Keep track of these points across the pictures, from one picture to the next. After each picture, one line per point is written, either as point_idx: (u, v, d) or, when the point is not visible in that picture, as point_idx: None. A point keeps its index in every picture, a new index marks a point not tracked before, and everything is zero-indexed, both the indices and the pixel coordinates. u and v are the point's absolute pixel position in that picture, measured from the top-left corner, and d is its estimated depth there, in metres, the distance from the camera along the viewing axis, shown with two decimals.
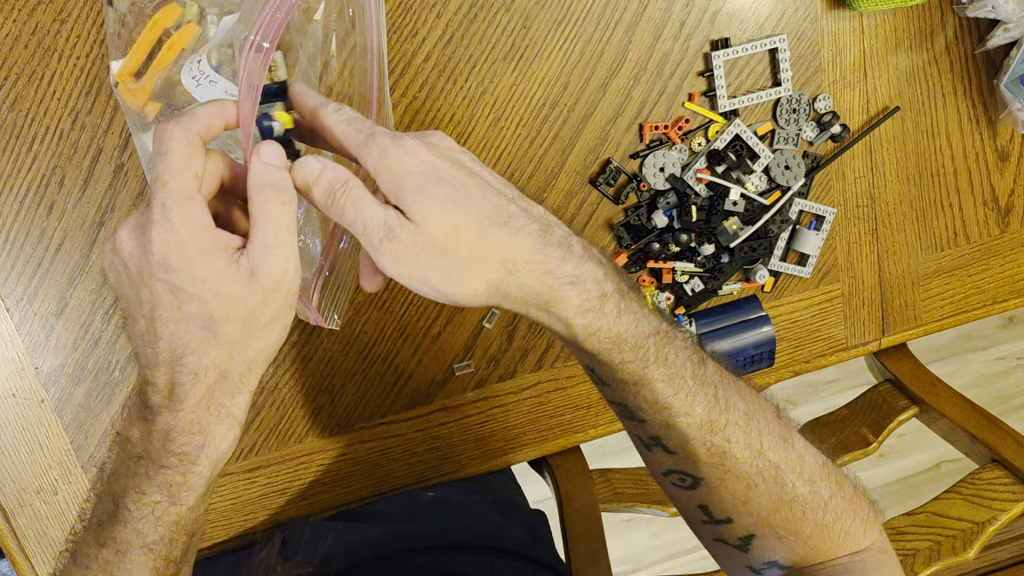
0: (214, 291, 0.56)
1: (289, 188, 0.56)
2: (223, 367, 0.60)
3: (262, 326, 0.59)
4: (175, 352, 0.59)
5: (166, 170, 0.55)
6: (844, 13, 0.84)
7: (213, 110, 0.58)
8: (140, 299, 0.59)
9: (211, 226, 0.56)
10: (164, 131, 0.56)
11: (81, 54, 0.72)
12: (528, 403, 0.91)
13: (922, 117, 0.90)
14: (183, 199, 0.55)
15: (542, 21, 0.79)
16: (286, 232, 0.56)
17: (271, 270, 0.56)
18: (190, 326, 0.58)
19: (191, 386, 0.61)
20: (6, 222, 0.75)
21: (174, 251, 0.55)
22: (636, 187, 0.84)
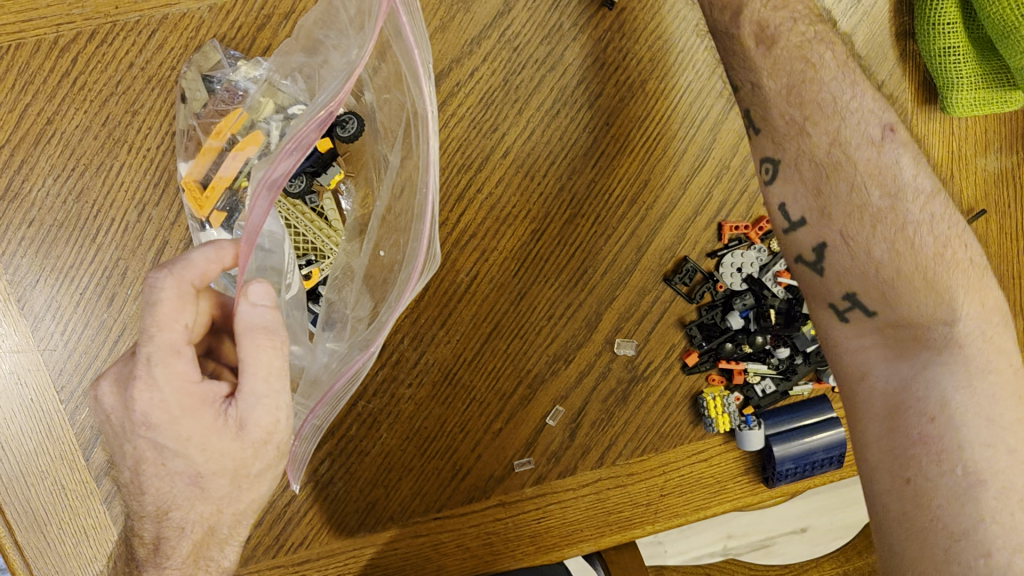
0: (200, 447, 0.54)
1: (279, 328, 0.54)
2: (211, 521, 0.57)
3: (252, 479, 0.57)
4: (160, 508, 0.56)
5: (155, 324, 0.52)
6: (935, 113, 0.81)
7: (210, 254, 0.53)
8: (122, 454, 0.55)
9: (195, 382, 0.54)
10: (154, 276, 0.52)
11: (152, 145, 0.69)
12: (588, 500, 0.86)
13: (1009, 220, 0.86)
14: (170, 356, 0.52)
15: (626, 118, 0.77)
16: (276, 378, 0.54)
17: (261, 421, 0.54)
18: (174, 482, 0.55)
19: (178, 540, 0.57)
20: (65, 311, 0.72)
21: (157, 410, 0.52)
22: (712, 287, 0.81)
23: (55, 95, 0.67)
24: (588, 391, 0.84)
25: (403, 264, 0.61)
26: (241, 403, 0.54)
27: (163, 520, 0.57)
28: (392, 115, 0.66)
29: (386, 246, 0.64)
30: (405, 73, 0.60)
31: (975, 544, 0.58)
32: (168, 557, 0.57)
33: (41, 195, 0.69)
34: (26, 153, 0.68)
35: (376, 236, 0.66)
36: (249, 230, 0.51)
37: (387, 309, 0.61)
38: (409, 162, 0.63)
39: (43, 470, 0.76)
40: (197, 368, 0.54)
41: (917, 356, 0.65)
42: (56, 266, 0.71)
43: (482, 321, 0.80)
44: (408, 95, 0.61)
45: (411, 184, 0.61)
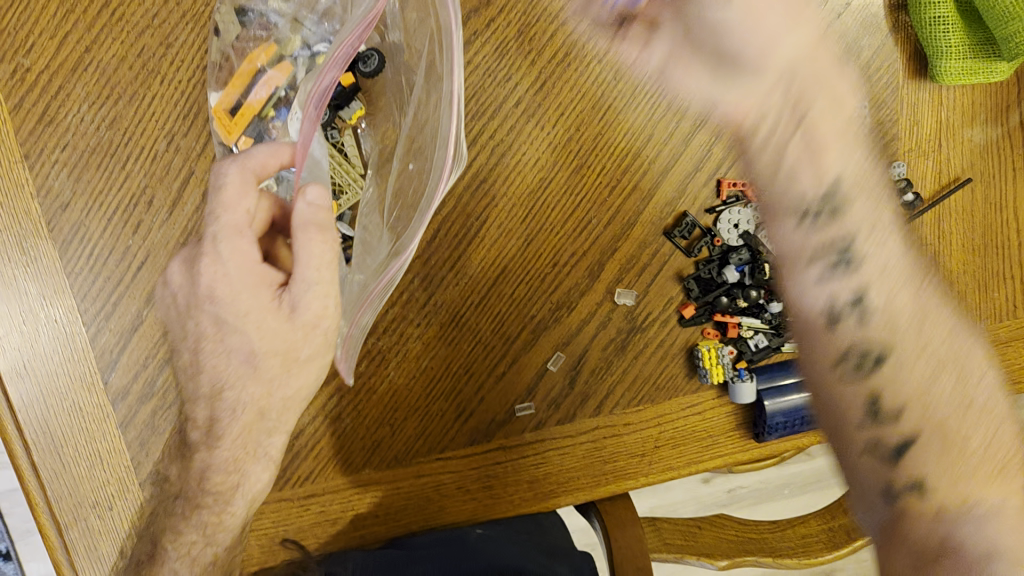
0: (255, 323, 0.65)
1: (331, 229, 0.62)
2: (260, 405, 0.68)
3: (299, 364, 0.66)
4: (215, 387, 0.68)
5: (221, 206, 0.63)
6: (926, 83, 0.86)
7: (271, 152, 0.64)
8: (188, 330, 0.68)
9: (255, 262, 0.65)
10: (222, 168, 0.64)
11: (183, 76, 0.73)
12: (585, 448, 0.90)
13: (991, 189, 0.91)
14: (233, 234, 0.64)
15: (632, 74, 0.81)
16: (325, 270, 0.63)
17: (311, 306, 0.63)
18: (231, 357, 0.66)
19: (230, 421, 0.68)
20: (92, 237, 0.75)
21: (220, 282, 0.64)
22: (709, 242, 0.85)
23: (95, 24, 0.71)
24: (589, 339, 0.87)
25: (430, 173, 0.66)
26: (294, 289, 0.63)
27: (217, 401, 0.68)
28: (416, 42, 0.70)
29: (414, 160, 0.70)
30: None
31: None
32: (219, 438, 0.69)
33: (76, 121, 0.73)
34: (63, 79, 0.72)
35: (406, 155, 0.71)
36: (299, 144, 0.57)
37: (419, 212, 0.66)
38: (430, 78, 0.66)
39: (63, 392, 0.78)
40: (257, 251, 0.65)
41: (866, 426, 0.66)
42: (85, 192, 0.74)
43: (490, 266, 0.83)
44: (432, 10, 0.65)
45: (433, 99, 0.66)
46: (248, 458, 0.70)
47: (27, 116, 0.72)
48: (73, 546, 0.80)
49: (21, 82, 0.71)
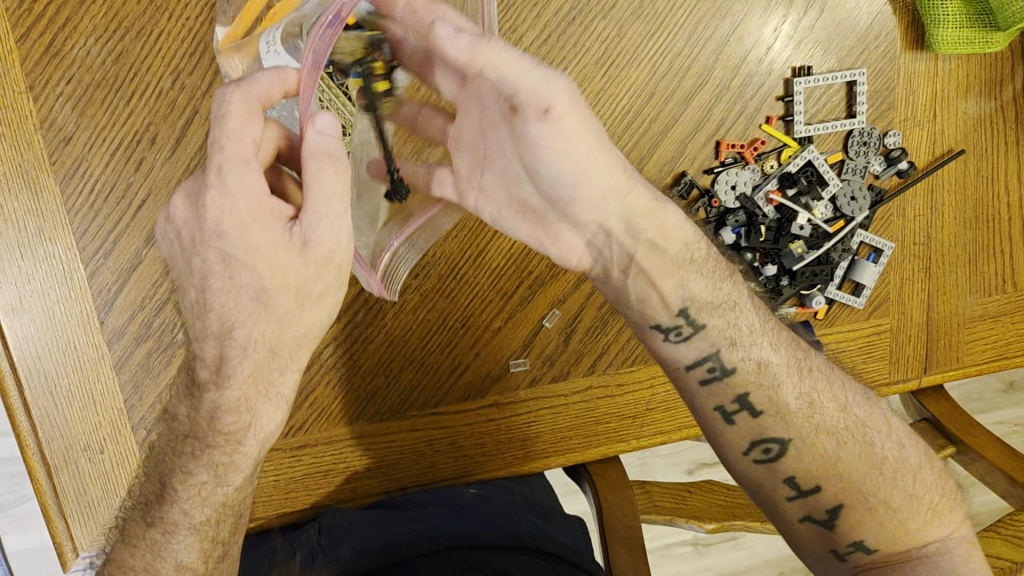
0: (267, 260, 0.57)
1: (344, 157, 0.56)
2: (273, 342, 0.62)
3: (312, 300, 0.61)
4: (224, 326, 0.61)
5: (224, 135, 0.54)
6: (922, 53, 0.87)
7: (275, 75, 0.56)
8: (192, 267, 0.59)
9: (265, 195, 0.56)
10: (223, 94, 0.55)
11: (192, 15, 0.73)
12: (578, 407, 0.90)
13: (983, 163, 0.92)
14: (240, 165, 0.55)
15: (637, 31, 0.81)
16: (338, 201, 0.57)
17: (324, 240, 0.58)
18: (241, 295, 0.59)
19: (240, 361, 0.63)
20: (93, 173, 0.75)
21: (228, 218, 0.55)
22: (707, 203, 0.86)
23: None
24: (584, 298, 0.88)
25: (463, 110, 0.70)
26: (307, 220, 0.57)
27: (226, 340, 0.62)
28: None
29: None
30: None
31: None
32: (228, 379, 0.64)
33: (81, 54, 0.72)
34: (70, 11, 0.72)
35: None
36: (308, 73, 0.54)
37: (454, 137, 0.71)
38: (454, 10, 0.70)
39: (58, 329, 0.78)
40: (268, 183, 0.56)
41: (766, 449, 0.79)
42: (88, 127, 0.74)
43: (490, 219, 0.84)
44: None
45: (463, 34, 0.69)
46: (258, 398, 0.66)
47: (32, 47, 0.72)
48: (63, 489, 0.80)
49: (27, 12, 0.71)
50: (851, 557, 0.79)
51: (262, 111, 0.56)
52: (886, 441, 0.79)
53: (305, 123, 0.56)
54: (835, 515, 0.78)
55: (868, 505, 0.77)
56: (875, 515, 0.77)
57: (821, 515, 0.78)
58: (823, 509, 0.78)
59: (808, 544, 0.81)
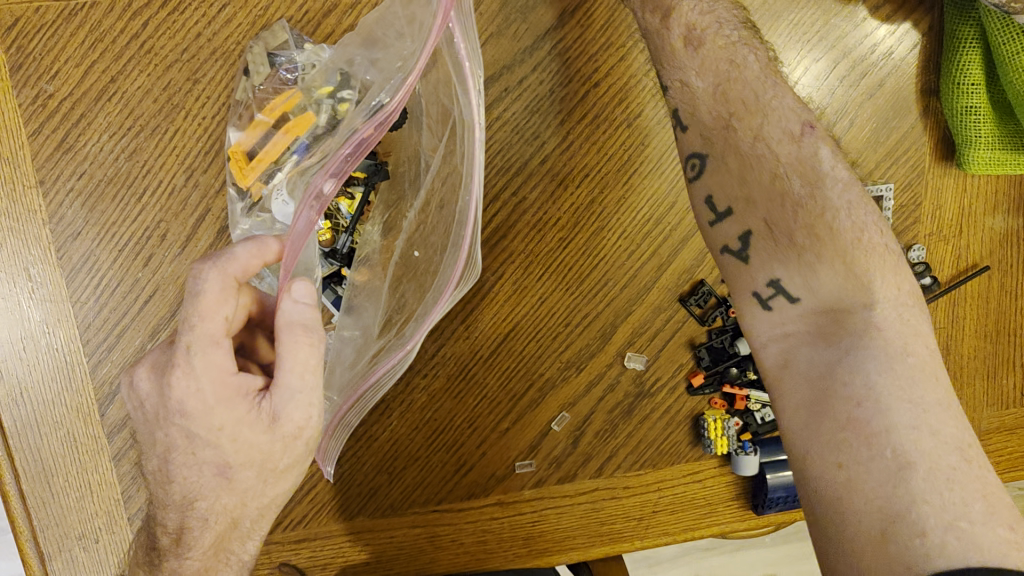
0: (232, 437, 0.57)
1: (318, 329, 0.57)
2: (234, 514, 0.61)
3: (276, 473, 0.60)
4: (186, 497, 0.60)
5: (198, 316, 0.55)
6: (952, 168, 0.85)
7: (252, 250, 0.56)
8: (155, 438, 0.59)
9: (231, 374, 0.57)
10: (199, 269, 0.55)
11: (208, 114, 0.71)
12: (583, 508, 0.88)
13: (1008, 277, 0.90)
14: (209, 345, 0.55)
15: (661, 140, 0.80)
16: (311, 375, 0.57)
17: (293, 416, 0.58)
18: (202, 470, 0.59)
19: (202, 531, 0.62)
20: (102, 268, 0.73)
21: (193, 399, 0.56)
22: (725, 312, 0.83)
23: (121, 55, 0.70)
24: (595, 401, 0.86)
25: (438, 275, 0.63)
26: (276, 396, 0.57)
27: (187, 510, 0.61)
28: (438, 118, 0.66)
29: (419, 247, 0.67)
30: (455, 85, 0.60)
31: (910, 525, 0.57)
32: (190, 548, 0.62)
33: (94, 150, 0.71)
34: (85, 108, 0.70)
35: (410, 235, 0.68)
36: (293, 236, 0.54)
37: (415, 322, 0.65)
38: (455, 162, 0.62)
39: (58, 420, 0.76)
40: (235, 362, 0.57)
41: (840, 343, 0.65)
42: (99, 222, 0.72)
43: (502, 322, 0.82)
44: (454, 105, 0.61)
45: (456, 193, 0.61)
46: (219, 567, 0.63)
47: (45, 142, 0.70)
48: None
49: (42, 107, 0.70)
50: (774, 303, 0.68)
51: (238, 285, 0.57)
52: (873, 253, 0.66)
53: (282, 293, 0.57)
54: (774, 291, 0.68)
55: (805, 260, 0.66)
56: (804, 260, 0.66)
57: (763, 292, 0.69)
58: (763, 281, 0.69)
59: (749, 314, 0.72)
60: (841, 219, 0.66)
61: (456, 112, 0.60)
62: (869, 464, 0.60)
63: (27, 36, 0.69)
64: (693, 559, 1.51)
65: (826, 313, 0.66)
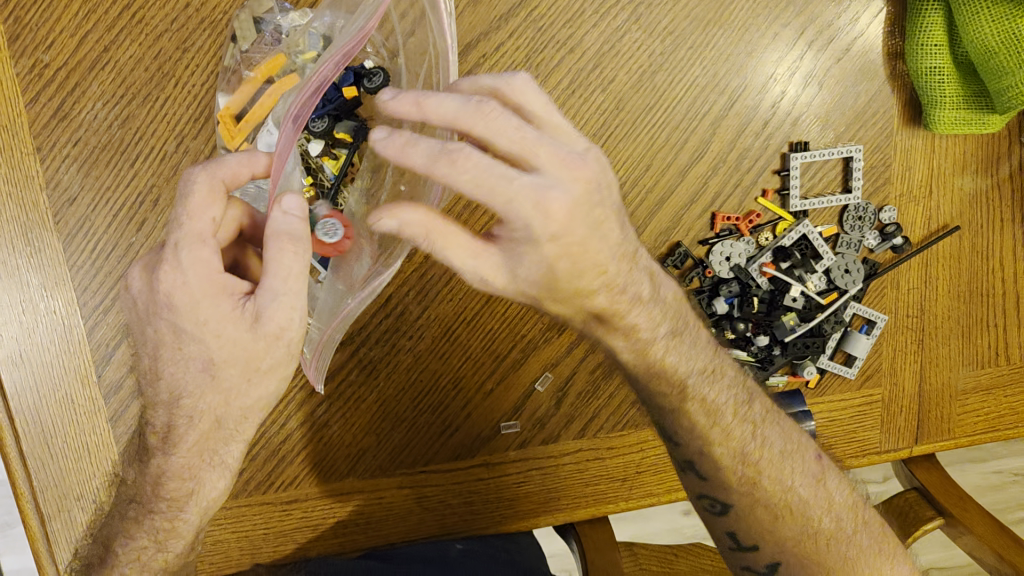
0: (214, 333, 0.59)
1: (304, 238, 0.58)
2: (218, 411, 0.63)
3: (261, 373, 0.61)
4: (173, 394, 0.63)
5: (186, 213, 0.58)
6: (919, 130, 0.88)
7: (242, 158, 0.61)
8: (145, 335, 0.63)
9: (217, 272, 0.58)
10: (189, 173, 0.59)
11: (198, 82, 0.75)
12: (566, 469, 0.90)
13: (979, 238, 0.92)
14: (195, 243, 0.58)
15: (634, 104, 0.83)
16: (295, 281, 0.58)
17: (275, 317, 0.58)
18: (189, 367, 0.61)
19: (188, 429, 0.65)
20: (97, 233, 0.76)
21: (179, 292, 0.58)
22: (702, 273, 0.87)
23: (113, 25, 0.73)
24: (577, 362, 0.89)
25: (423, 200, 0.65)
26: (258, 298, 0.58)
27: (175, 408, 0.64)
28: (415, 58, 0.71)
29: (405, 181, 0.69)
30: (431, 20, 0.65)
31: None
32: (175, 447, 0.66)
33: (89, 118, 0.74)
34: (80, 77, 0.74)
35: (397, 176, 0.71)
36: (279, 151, 0.58)
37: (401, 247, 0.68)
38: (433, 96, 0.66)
39: (56, 381, 0.79)
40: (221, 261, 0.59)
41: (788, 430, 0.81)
42: (94, 187, 0.75)
43: (484, 282, 0.85)
44: (433, 40, 0.65)
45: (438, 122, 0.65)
46: (202, 466, 0.67)
47: (42, 110, 0.74)
48: (55, 537, 0.81)
49: (38, 76, 0.73)
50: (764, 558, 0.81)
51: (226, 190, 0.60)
52: None
53: (273, 203, 0.59)
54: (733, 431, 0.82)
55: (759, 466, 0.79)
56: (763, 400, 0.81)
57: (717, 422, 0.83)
58: (741, 533, 0.80)
59: (718, 537, 0.83)
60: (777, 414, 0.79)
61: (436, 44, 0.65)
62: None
63: (24, 7, 0.72)
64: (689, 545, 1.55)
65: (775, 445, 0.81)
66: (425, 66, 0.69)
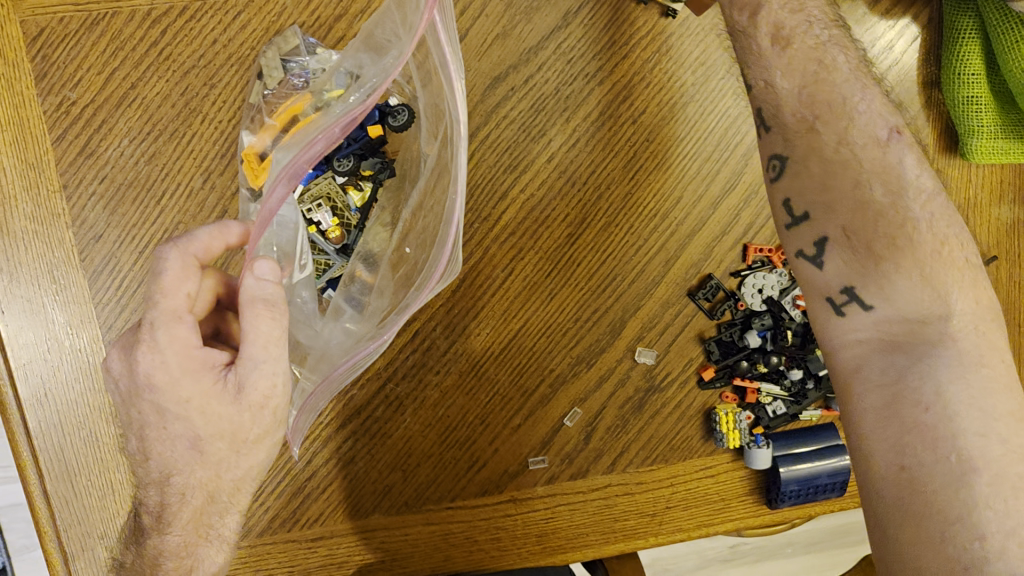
0: (200, 409, 0.62)
1: (279, 303, 0.61)
2: (210, 487, 0.66)
3: (250, 443, 0.65)
4: (163, 472, 0.65)
5: (159, 292, 0.60)
6: (955, 159, 0.86)
7: (214, 231, 0.62)
8: (130, 418, 0.64)
9: (195, 347, 0.62)
10: (160, 251, 0.60)
11: (224, 117, 0.74)
12: (595, 504, 0.88)
13: (1018, 269, 0.90)
14: (171, 321, 0.60)
15: (664, 136, 0.82)
16: (274, 346, 0.61)
17: (258, 385, 0.62)
18: (177, 445, 0.63)
19: (180, 506, 0.66)
20: (123, 270, 0.75)
21: (159, 372, 0.61)
22: (733, 305, 0.85)
23: (141, 62, 0.73)
24: (606, 397, 0.87)
25: (427, 264, 0.65)
26: (240, 368, 0.61)
27: (165, 487, 0.65)
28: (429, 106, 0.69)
29: (410, 243, 0.70)
30: (443, 84, 0.63)
31: (968, 528, 0.60)
32: (170, 524, 0.67)
33: (116, 154, 0.74)
34: (106, 113, 0.73)
35: (405, 232, 0.71)
36: (265, 211, 0.56)
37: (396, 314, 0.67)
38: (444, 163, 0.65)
39: (81, 420, 0.78)
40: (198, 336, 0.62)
41: (914, 351, 0.66)
42: (120, 225, 0.75)
43: (512, 318, 0.84)
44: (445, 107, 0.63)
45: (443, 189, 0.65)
46: (199, 541, 0.67)
47: (68, 147, 0.73)
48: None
49: (65, 114, 0.73)
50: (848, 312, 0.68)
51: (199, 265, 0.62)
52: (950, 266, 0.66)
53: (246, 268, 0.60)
54: (823, 249, 0.69)
55: (883, 270, 0.66)
56: (891, 277, 0.65)
57: (837, 298, 0.68)
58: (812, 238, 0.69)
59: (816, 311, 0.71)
60: (921, 232, 0.66)
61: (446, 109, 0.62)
62: (934, 467, 0.62)
63: (51, 45, 0.72)
64: (713, 569, 1.52)
65: (902, 322, 0.66)
66: (439, 127, 0.67)
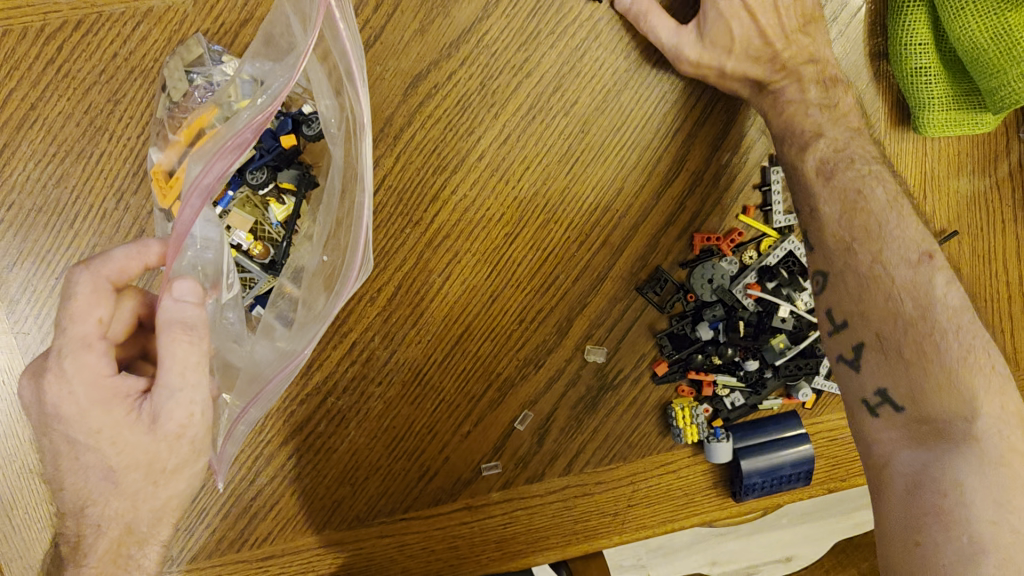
0: (112, 440, 0.58)
1: (199, 326, 0.58)
2: (129, 518, 0.61)
3: (168, 474, 0.61)
4: (81, 501, 0.61)
5: (70, 318, 0.57)
6: (908, 132, 0.83)
7: (131, 252, 0.59)
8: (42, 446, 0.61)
9: (107, 376, 0.58)
10: (73, 274, 0.57)
11: (133, 133, 0.71)
12: (554, 507, 0.86)
13: (979, 242, 0.87)
14: (80, 348, 0.57)
15: (599, 126, 0.79)
16: (191, 373, 0.58)
17: (175, 416, 0.58)
18: (89, 475, 0.60)
19: (96, 538, 0.61)
20: (40, 296, 0.72)
21: (67, 402, 0.57)
22: (682, 298, 0.82)
23: (39, 80, 0.69)
24: (557, 397, 0.84)
25: (339, 271, 0.63)
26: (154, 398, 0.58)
27: (83, 518, 0.61)
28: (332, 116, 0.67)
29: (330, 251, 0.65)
30: (346, 84, 0.63)
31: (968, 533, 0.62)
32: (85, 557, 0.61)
33: (22, 178, 0.71)
34: (7, 136, 0.70)
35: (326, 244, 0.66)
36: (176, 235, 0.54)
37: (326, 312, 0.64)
38: (352, 164, 0.63)
39: (11, 452, 0.75)
40: (111, 364, 0.58)
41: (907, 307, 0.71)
42: (32, 251, 0.72)
43: (454, 323, 0.81)
44: (346, 94, 0.63)
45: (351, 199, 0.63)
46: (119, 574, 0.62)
47: None
48: None
49: None
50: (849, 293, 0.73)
51: (113, 287, 0.59)
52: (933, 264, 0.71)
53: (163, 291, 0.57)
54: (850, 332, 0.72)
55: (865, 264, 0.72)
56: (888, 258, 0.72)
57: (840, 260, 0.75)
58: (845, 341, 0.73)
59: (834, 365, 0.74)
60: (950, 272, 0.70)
61: (349, 101, 0.62)
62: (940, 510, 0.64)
63: None
64: None
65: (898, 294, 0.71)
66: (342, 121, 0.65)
